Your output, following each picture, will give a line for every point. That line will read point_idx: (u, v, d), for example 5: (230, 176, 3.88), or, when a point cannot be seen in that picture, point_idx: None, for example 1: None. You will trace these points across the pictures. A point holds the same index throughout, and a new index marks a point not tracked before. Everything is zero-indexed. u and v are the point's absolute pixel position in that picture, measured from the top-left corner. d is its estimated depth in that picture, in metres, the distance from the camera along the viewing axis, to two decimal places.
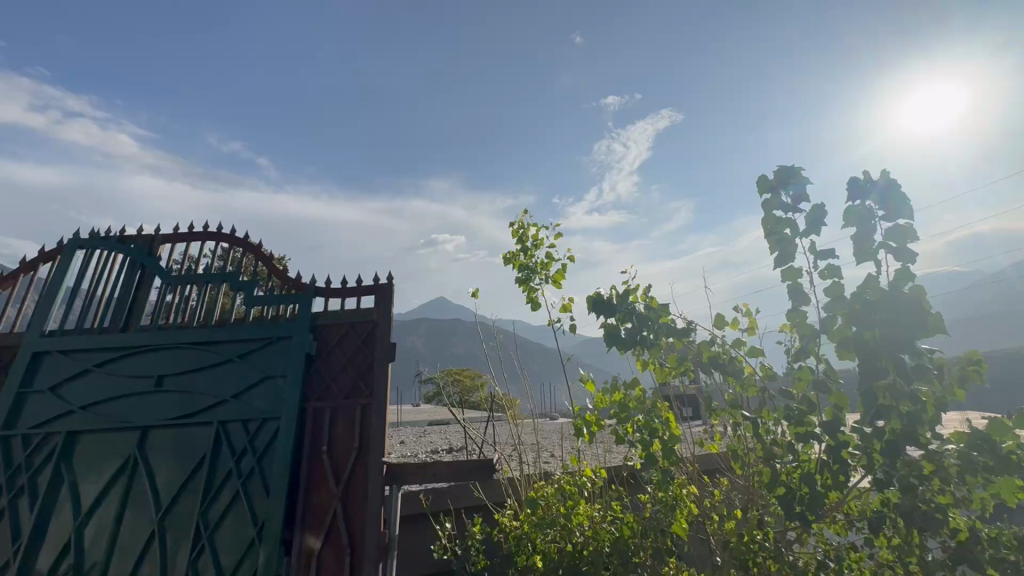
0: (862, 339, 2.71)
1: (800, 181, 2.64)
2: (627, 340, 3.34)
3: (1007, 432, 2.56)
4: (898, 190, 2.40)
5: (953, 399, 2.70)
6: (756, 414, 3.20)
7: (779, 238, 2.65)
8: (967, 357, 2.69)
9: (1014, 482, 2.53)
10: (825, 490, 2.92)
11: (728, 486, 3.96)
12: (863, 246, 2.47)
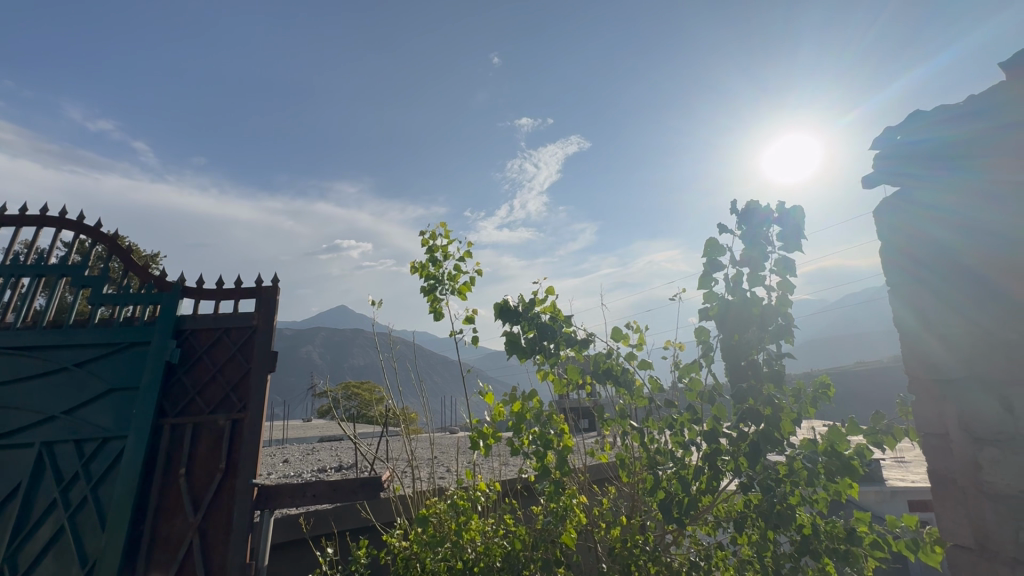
0: (733, 345, 3.03)
1: (757, 221, 2.76)
2: (528, 347, 3.36)
3: (843, 437, 2.99)
4: (797, 225, 2.68)
5: (805, 415, 3.10)
6: (643, 423, 3.39)
7: (714, 263, 2.79)
8: (820, 381, 3.14)
9: (849, 481, 2.95)
10: (700, 494, 3.14)
11: (615, 493, 4.12)
12: (755, 271, 2.74)
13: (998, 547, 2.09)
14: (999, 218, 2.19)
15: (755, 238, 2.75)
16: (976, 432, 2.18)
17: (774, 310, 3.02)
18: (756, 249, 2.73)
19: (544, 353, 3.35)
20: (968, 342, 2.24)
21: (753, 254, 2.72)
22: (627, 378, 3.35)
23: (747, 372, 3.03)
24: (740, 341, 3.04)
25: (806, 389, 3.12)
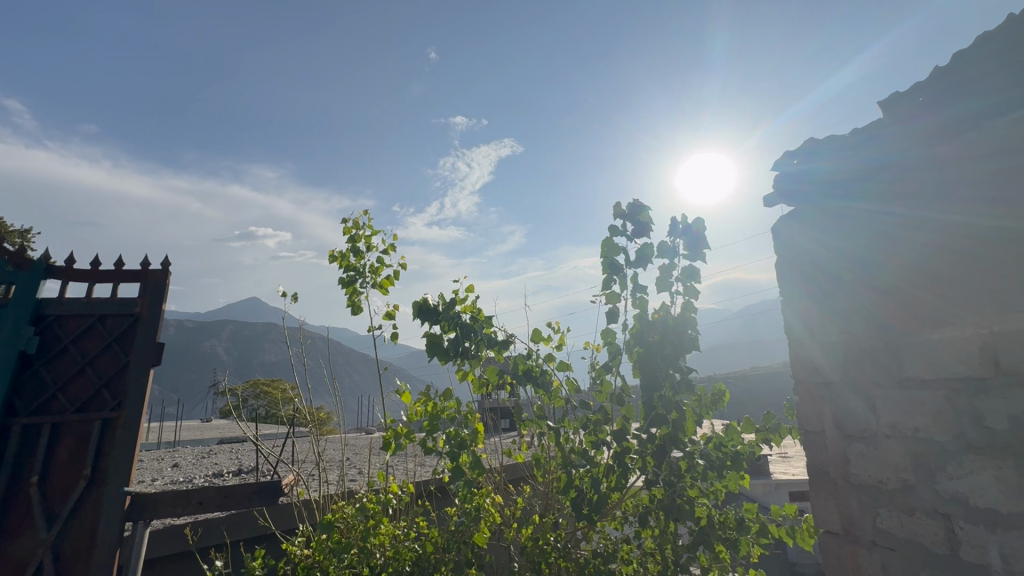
0: (646, 351, 3.18)
1: (644, 218, 2.89)
2: (449, 349, 3.27)
3: (736, 434, 3.30)
4: (700, 235, 2.85)
5: (707, 414, 3.30)
6: (559, 423, 3.45)
7: (610, 264, 2.91)
8: (715, 388, 3.38)
9: (739, 475, 3.22)
10: (609, 491, 3.23)
11: (530, 492, 4.16)
12: (664, 277, 2.88)
13: (860, 531, 2.35)
14: (871, 237, 2.42)
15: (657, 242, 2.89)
16: (846, 430, 2.42)
17: (681, 315, 3.21)
18: (648, 249, 2.89)
19: (463, 353, 3.28)
20: (841, 349, 2.46)
21: (647, 252, 2.88)
22: (544, 379, 3.40)
23: (657, 374, 3.14)
24: (655, 348, 3.15)
25: (709, 393, 3.35)
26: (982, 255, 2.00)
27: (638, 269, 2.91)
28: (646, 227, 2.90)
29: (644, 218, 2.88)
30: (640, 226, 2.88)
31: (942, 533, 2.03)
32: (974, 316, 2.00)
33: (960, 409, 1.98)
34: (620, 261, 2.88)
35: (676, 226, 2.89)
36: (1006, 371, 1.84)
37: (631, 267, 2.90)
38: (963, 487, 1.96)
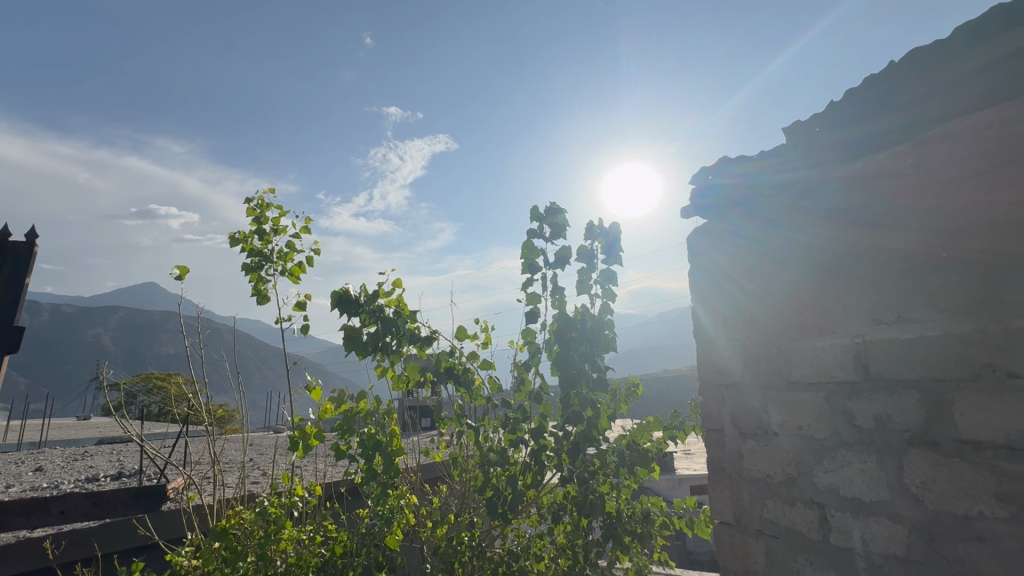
0: (567, 351, 3.23)
1: (561, 220, 2.94)
2: (368, 344, 3.11)
3: (648, 432, 3.43)
4: (616, 240, 2.96)
5: (620, 411, 3.47)
6: (479, 422, 3.44)
7: (530, 264, 2.93)
8: (630, 381, 3.52)
9: (648, 471, 3.33)
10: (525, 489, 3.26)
11: (446, 491, 4.10)
12: (583, 280, 2.96)
13: (749, 521, 2.55)
14: (771, 252, 2.61)
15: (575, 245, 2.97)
16: (742, 428, 2.62)
17: (599, 316, 3.30)
18: (566, 251, 2.95)
19: (381, 348, 3.14)
20: (742, 353, 2.67)
21: (566, 254, 2.94)
22: (467, 377, 3.35)
23: (576, 373, 3.22)
24: (576, 348, 3.23)
25: (624, 387, 3.51)
26: (857, 272, 2.20)
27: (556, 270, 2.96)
28: (563, 228, 2.96)
29: (561, 221, 2.94)
30: (557, 228, 2.94)
31: (816, 520, 2.25)
32: (849, 327, 2.21)
33: (835, 410, 2.20)
34: (540, 262, 2.91)
35: (593, 229, 2.99)
36: (873, 375, 2.06)
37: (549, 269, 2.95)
38: (835, 479, 2.18)
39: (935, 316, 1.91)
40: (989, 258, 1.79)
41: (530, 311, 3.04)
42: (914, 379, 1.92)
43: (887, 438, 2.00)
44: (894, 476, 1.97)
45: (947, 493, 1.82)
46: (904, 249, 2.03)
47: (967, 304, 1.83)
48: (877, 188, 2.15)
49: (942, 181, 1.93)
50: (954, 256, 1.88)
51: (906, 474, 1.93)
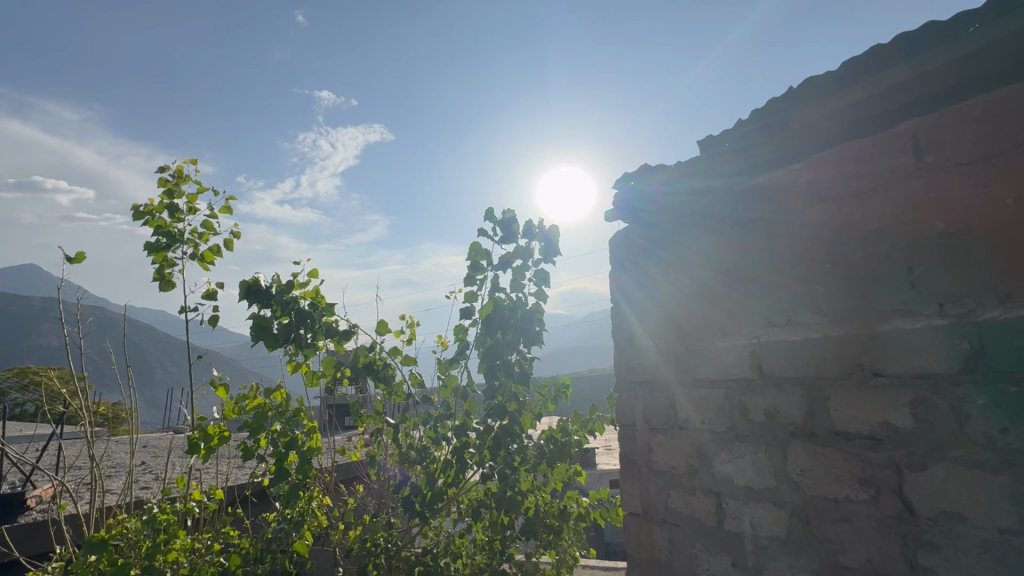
0: (493, 343, 3.19)
1: (513, 228, 2.96)
2: (279, 336, 2.89)
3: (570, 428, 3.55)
4: (554, 241, 3.00)
5: (547, 410, 3.55)
6: (399, 420, 3.32)
7: (475, 266, 2.92)
8: (561, 381, 3.58)
9: (567, 469, 3.48)
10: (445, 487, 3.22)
11: (363, 491, 3.95)
12: (517, 277, 2.97)
13: (655, 510, 2.68)
14: (683, 257, 2.76)
15: (519, 247, 2.99)
16: (652, 423, 2.76)
17: (533, 314, 3.26)
18: (510, 256, 2.97)
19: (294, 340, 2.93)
20: (654, 353, 2.80)
21: (509, 258, 2.95)
22: (386, 373, 3.22)
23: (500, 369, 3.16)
24: (501, 341, 3.19)
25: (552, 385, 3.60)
26: (757, 277, 2.38)
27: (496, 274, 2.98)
28: (512, 230, 2.96)
29: (514, 227, 2.96)
30: (507, 232, 2.95)
31: (713, 508, 2.41)
32: (748, 328, 2.38)
33: (733, 405, 2.37)
34: (484, 264, 2.90)
35: (533, 227, 3.01)
36: (766, 373, 2.24)
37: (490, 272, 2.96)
38: (731, 469, 2.35)
39: (818, 320, 2.11)
40: (861, 269, 1.99)
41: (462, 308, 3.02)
42: (798, 376, 2.12)
43: (775, 430, 2.19)
44: (780, 465, 2.16)
45: (822, 479, 2.01)
46: (795, 259, 2.23)
47: (843, 309, 2.03)
48: (774, 201, 2.33)
49: (828, 199, 2.14)
50: (835, 266, 2.08)
51: (789, 463, 2.12)
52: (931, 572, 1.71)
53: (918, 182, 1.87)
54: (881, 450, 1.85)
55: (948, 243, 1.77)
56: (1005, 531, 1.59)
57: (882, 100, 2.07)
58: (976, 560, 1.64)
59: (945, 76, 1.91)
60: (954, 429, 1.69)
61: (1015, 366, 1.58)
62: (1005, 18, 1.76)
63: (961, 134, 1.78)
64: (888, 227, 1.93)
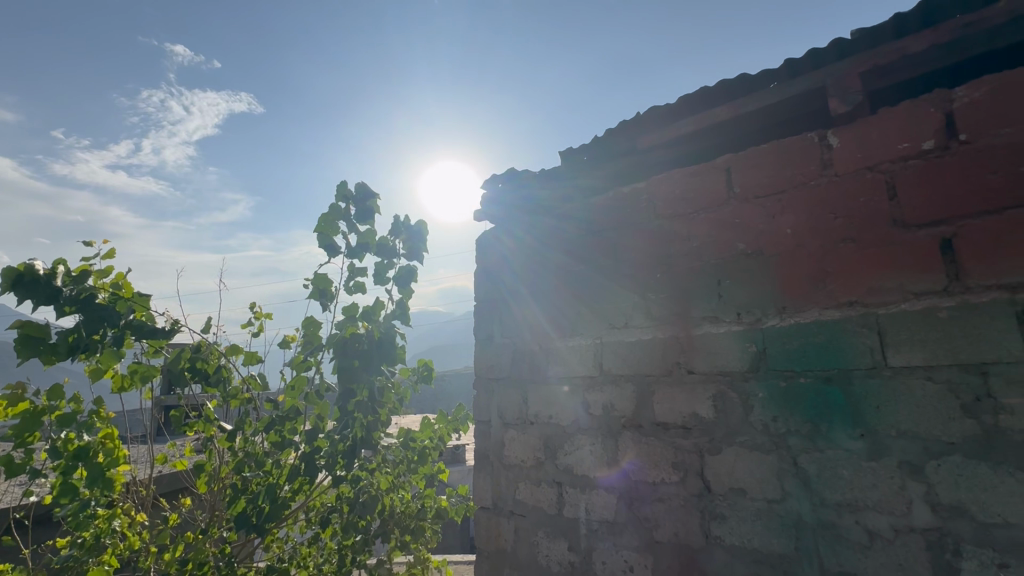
0: (354, 358, 2.95)
1: (370, 204, 2.80)
2: (62, 346, 2.15)
3: (429, 430, 3.57)
4: (421, 237, 2.92)
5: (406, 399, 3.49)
6: (236, 425, 2.94)
7: (325, 241, 2.69)
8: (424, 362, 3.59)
9: (422, 469, 3.57)
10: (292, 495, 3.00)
11: (192, 505, 3.48)
12: (379, 272, 2.85)
13: (503, 503, 2.78)
14: (541, 260, 2.90)
15: (382, 238, 2.86)
16: (506, 418, 2.86)
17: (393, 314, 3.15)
18: (369, 238, 2.81)
19: (85, 348, 2.24)
20: (512, 351, 2.91)
21: (368, 239, 2.80)
22: (218, 378, 2.86)
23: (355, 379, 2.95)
24: (363, 352, 2.97)
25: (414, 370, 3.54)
26: (603, 281, 2.59)
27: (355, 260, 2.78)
28: (371, 212, 2.80)
29: (375, 206, 2.80)
30: (365, 212, 2.77)
31: (555, 497, 2.57)
32: (593, 329, 2.59)
33: (577, 400, 2.55)
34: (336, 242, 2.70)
35: (399, 223, 2.93)
36: (605, 370, 2.46)
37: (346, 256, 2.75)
38: (571, 460, 2.53)
39: (648, 324, 2.36)
40: (684, 280, 2.28)
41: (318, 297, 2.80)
42: (630, 373, 2.37)
43: (609, 423, 2.42)
44: (612, 454, 2.38)
45: (644, 465, 2.25)
46: (633, 268, 2.47)
47: (669, 314, 2.30)
48: (620, 215, 2.57)
49: (662, 217, 2.41)
50: (664, 277, 2.35)
51: (620, 452, 2.35)
52: (720, 539, 2.00)
53: (729, 208, 2.18)
54: (689, 437, 2.13)
55: (746, 260, 2.09)
56: (772, 500, 1.89)
57: (707, 133, 2.34)
58: (751, 526, 1.92)
59: (752, 118, 2.21)
60: (742, 418, 2.00)
61: (785, 365, 1.91)
62: (795, 80, 2.04)
63: (759, 171, 2.12)
64: (705, 245, 2.24)
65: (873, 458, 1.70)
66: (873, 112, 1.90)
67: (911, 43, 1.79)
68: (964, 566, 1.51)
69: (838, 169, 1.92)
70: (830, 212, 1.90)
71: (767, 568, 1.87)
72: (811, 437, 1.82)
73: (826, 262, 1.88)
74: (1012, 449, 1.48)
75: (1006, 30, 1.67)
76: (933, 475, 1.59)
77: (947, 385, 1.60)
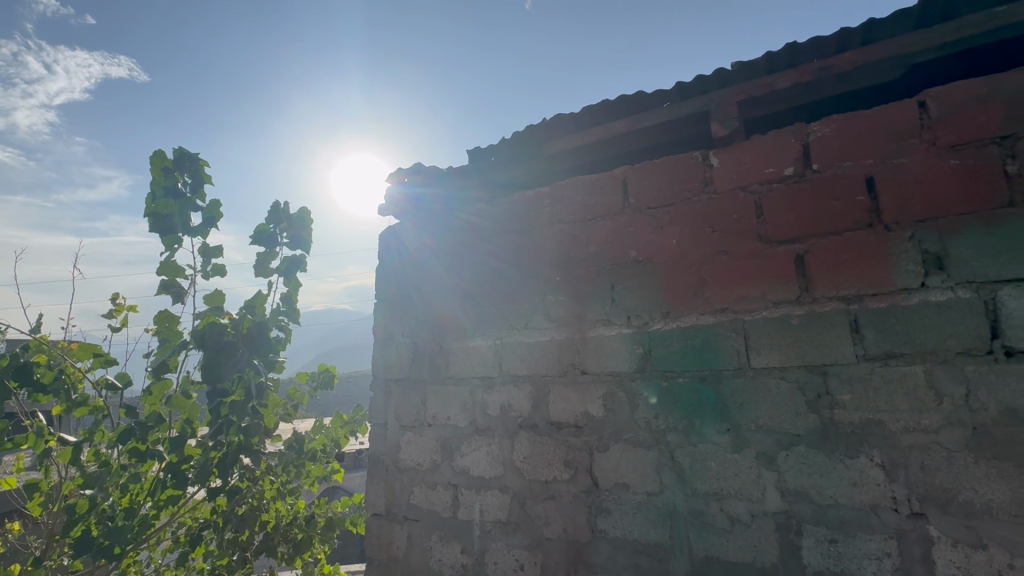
0: (220, 352, 2.67)
1: (197, 170, 2.66)
2: None
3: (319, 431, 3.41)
4: (304, 222, 2.99)
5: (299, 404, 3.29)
6: (84, 435, 2.51)
7: (162, 223, 2.53)
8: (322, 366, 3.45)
9: (314, 471, 3.33)
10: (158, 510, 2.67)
11: (20, 531, 2.92)
12: (263, 264, 2.92)
13: (396, 508, 2.69)
14: (445, 258, 2.85)
15: (262, 226, 2.91)
16: (403, 420, 2.76)
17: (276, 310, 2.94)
18: (213, 210, 2.70)
19: None
20: (411, 351, 2.83)
21: (211, 210, 2.68)
22: (60, 386, 2.40)
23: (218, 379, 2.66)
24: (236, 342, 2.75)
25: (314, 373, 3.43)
26: (505, 282, 2.61)
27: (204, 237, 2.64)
28: (202, 181, 2.69)
29: (204, 173, 2.67)
30: (195, 180, 2.65)
31: (450, 499, 2.53)
32: (494, 330, 2.59)
33: (475, 400, 2.54)
34: (174, 219, 2.56)
35: (280, 208, 2.94)
36: (504, 371, 2.48)
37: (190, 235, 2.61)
38: (468, 462, 2.50)
39: (547, 325, 2.41)
40: (581, 284, 2.36)
41: (167, 288, 2.54)
42: (528, 374, 2.40)
43: (505, 423, 2.43)
44: (507, 455, 2.39)
45: (538, 464, 2.30)
46: (533, 271, 2.52)
47: (566, 316, 2.37)
48: (524, 218, 2.61)
49: (563, 222, 2.48)
50: (563, 280, 2.42)
51: (515, 452, 2.37)
52: (604, 533, 2.09)
53: (624, 217, 2.30)
54: (581, 435, 2.21)
55: (637, 267, 2.22)
56: (651, 493, 2.01)
57: (608, 144, 2.45)
58: (632, 519, 2.03)
59: (648, 134, 2.35)
60: (628, 416, 2.11)
61: (667, 365, 2.05)
62: (685, 102, 2.20)
63: (651, 183, 2.26)
64: (601, 251, 2.33)
65: (736, 450, 1.87)
66: (748, 137, 2.10)
67: (779, 80, 2.00)
68: (804, 544, 1.71)
69: (718, 188, 2.10)
70: (710, 225, 2.08)
71: (645, 557, 1.98)
72: (686, 433, 1.97)
73: (704, 272, 2.05)
74: (844, 439, 1.70)
75: (852, 76, 1.93)
76: (784, 464, 1.78)
77: (797, 384, 1.80)
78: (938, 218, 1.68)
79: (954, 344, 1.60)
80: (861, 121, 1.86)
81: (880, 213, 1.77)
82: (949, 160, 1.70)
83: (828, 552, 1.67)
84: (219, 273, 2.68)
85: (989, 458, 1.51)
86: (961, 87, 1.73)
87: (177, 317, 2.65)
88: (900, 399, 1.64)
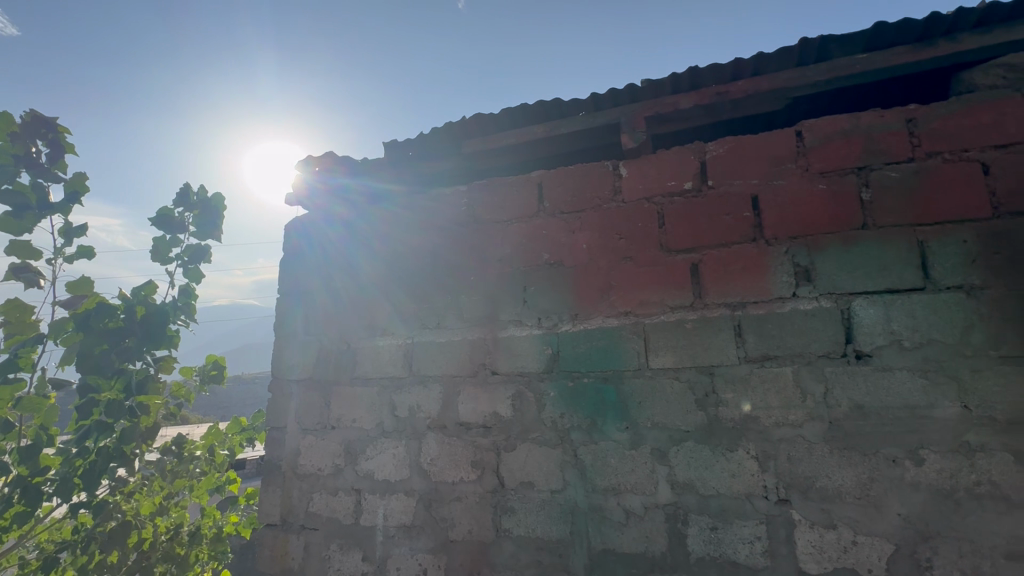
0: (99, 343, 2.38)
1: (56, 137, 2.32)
2: None
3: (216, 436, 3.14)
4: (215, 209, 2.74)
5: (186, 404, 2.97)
6: None
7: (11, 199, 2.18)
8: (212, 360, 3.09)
9: (211, 481, 3.07)
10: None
11: None
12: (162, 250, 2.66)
13: (293, 518, 2.52)
14: (356, 253, 2.73)
15: (166, 211, 2.64)
16: (304, 423, 2.60)
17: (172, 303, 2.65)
18: (77, 184, 2.39)
19: None
20: (315, 350, 2.67)
21: (75, 183, 2.37)
22: None
23: (93, 368, 2.37)
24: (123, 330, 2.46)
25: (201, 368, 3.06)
26: (418, 280, 2.55)
27: (67, 216, 2.31)
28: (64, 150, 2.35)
29: (65, 141, 2.35)
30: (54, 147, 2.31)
31: (352, 505, 2.42)
32: (405, 328, 2.53)
33: (383, 401, 2.45)
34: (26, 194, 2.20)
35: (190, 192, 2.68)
36: (414, 371, 2.42)
37: (49, 212, 2.25)
38: (372, 465, 2.41)
39: (459, 325, 2.40)
40: (494, 284, 2.36)
41: (15, 273, 2.18)
42: (438, 374, 2.37)
43: (414, 424, 2.37)
44: (414, 457, 2.34)
45: (445, 466, 2.27)
46: (447, 271, 2.49)
47: (479, 316, 2.36)
48: (440, 217, 2.58)
49: (480, 222, 2.48)
50: (477, 280, 2.41)
51: (422, 453, 2.32)
52: (509, 531, 2.10)
53: (538, 221, 2.34)
54: (489, 436, 2.21)
55: (548, 270, 2.27)
56: (554, 490, 2.05)
57: (526, 147, 2.47)
58: (536, 517, 2.07)
59: (564, 140, 2.41)
60: (535, 415, 2.14)
61: (574, 366, 2.11)
62: (599, 113, 2.28)
63: (565, 189, 2.32)
64: (515, 252, 2.36)
65: (633, 447, 1.97)
66: (653, 152, 2.23)
67: (682, 100, 2.14)
68: (690, 532, 1.84)
69: (625, 197, 2.20)
70: (617, 232, 2.18)
71: (546, 554, 2.02)
72: (589, 431, 2.04)
73: (610, 277, 2.14)
74: (725, 434, 1.85)
75: (744, 103, 2.11)
76: (674, 459, 1.90)
77: (688, 384, 1.93)
78: (807, 236, 1.89)
79: (817, 348, 1.80)
80: (749, 144, 2.05)
81: (762, 229, 1.96)
82: (818, 185, 1.91)
83: (709, 538, 1.81)
84: (85, 255, 2.42)
85: (841, 449, 1.71)
86: (830, 121, 1.95)
87: (30, 308, 2.24)
88: (773, 396, 1.82)
